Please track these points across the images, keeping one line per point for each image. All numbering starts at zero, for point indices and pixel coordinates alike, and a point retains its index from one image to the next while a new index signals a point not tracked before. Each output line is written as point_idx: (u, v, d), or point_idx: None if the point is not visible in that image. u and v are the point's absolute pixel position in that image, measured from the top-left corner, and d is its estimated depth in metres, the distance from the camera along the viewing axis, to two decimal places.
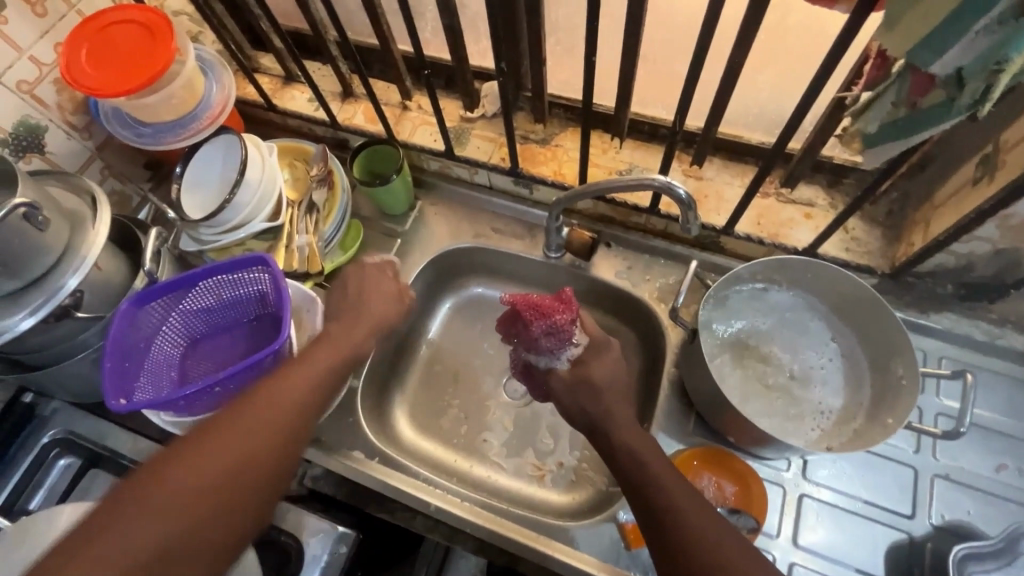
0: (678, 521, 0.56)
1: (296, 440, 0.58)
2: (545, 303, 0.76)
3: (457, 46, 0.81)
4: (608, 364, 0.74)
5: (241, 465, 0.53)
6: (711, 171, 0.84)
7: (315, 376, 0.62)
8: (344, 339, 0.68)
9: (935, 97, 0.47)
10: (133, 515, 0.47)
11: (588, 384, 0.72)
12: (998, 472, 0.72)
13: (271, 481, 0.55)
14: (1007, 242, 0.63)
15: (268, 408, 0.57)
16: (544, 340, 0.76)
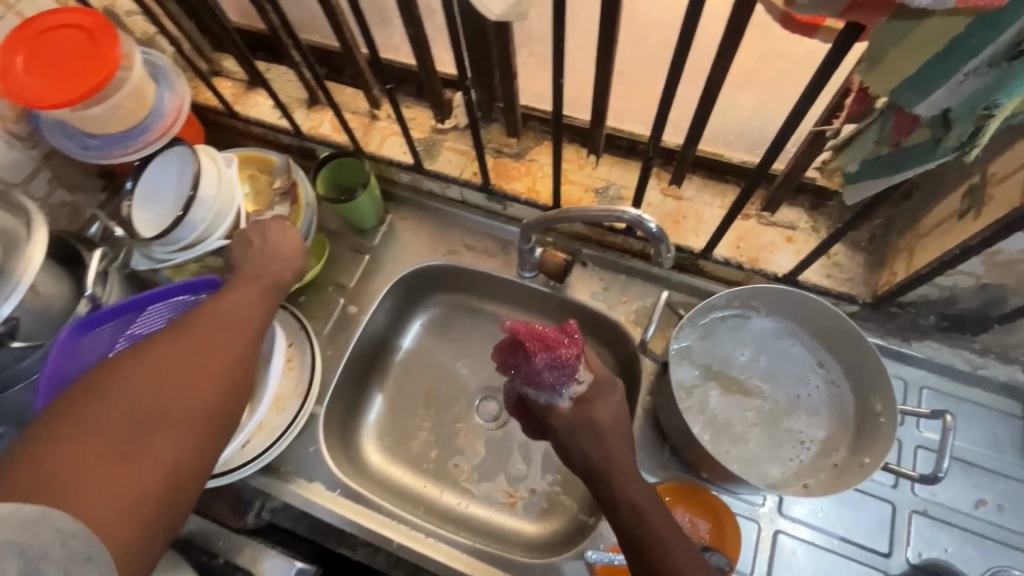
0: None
1: (245, 341, 0.59)
2: (551, 335, 0.66)
3: (424, 56, 0.76)
4: (613, 403, 0.67)
5: (192, 358, 0.54)
6: (691, 191, 0.80)
7: (249, 294, 0.64)
8: (269, 276, 0.68)
9: (919, 136, 0.44)
10: (88, 431, 0.46)
11: (593, 426, 0.64)
12: (977, 508, 0.70)
13: (230, 372, 0.55)
14: (991, 277, 0.61)
15: (209, 317, 0.58)
16: (547, 374, 0.66)
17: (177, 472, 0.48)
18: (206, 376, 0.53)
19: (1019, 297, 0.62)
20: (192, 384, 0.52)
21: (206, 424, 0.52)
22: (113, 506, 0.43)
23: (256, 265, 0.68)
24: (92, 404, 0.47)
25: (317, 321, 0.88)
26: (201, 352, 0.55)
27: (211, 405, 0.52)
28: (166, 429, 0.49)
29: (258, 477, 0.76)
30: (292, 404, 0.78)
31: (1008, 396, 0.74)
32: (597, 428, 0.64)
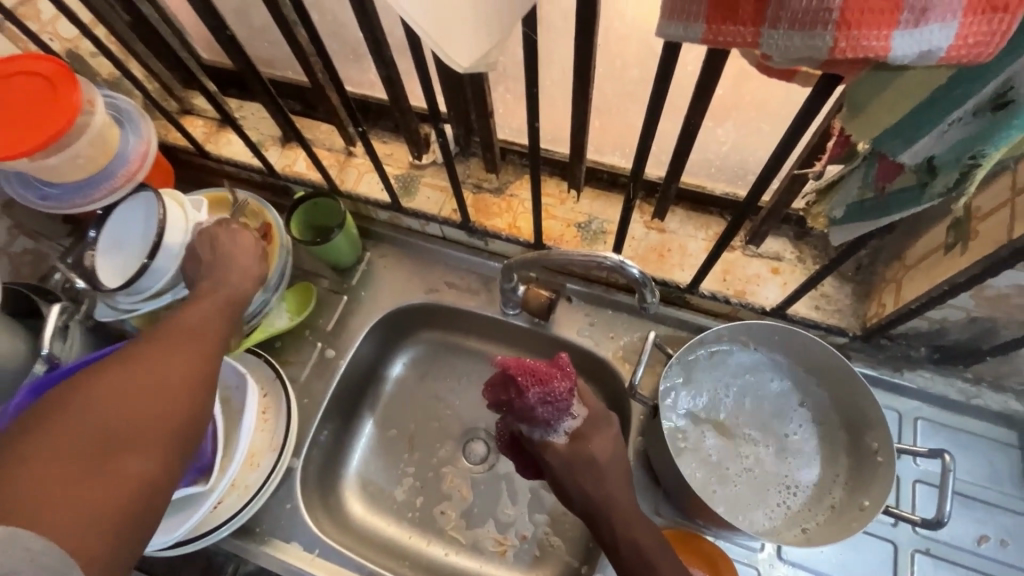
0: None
1: (215, 353, 0.58)
2: (544, 370, 0.60)
3: (397, 95, 0.74)
4: (611, 437, 0.64)
5: (163, 372, 0.52)
6: (675, 223, 0.79)
7: (213, 310, 0.62)
8: (230, 292, 0.65)
9: (904, 181, 0.42)
10: (44, 455, 0.42)
11: (594, 467, 0.62)
12: (979, 544, 0.68)
13: (201, 384, 0.54)
14: (982, 312, 0.60)
15: (175, 334, 0.57)
16: (540, 412, 0.61)
17: (148, 491, 0.46)
18: (178, 387, 0.52)
19: (1011, 330, 0.61)
20: (161, 400, 0.50)
21: (174, 440, 0.50)
22: (83, 525, 0.41)
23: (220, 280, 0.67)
24: (61, 417, 0.45)
25: (294, 366, 0.84)
26: (169, 364, 0.53)
27: (180, 420, 0.51)
28: (136, 443, 0.47)
29: (232, 540, 0.72)
30: (266, 460, 0.73)
31: (1004, 426, 0.73)
32: (596, 474, 0.62)
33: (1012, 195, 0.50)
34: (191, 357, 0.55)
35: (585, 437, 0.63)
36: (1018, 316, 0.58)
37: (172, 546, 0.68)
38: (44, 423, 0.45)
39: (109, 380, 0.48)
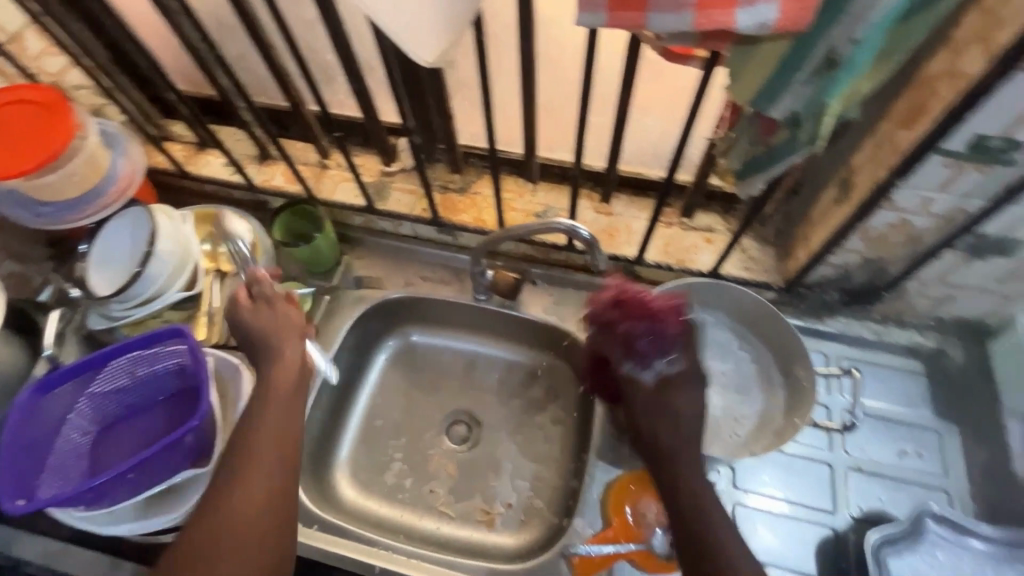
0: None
1: (289, 458, 0.64)
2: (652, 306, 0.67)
3: (367, 107, 0.84)
4: (689, 385, 0.64)
5: (247, 487, 0.61)
6: (620, 207, 0.90)
7: (273, 417, 0.65)
8: (280, 393, 0.66)
9: (781, 135, 0.54)
10: None
11: (667, 405, 0.62)
12: (901, 457, 0.78)
13: (285, 484, 0.63)
14: (871, 252, 0.72)
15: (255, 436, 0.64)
16: (645, 346, 0.65)
17: None
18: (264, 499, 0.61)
19: (896, 266, 0.73)
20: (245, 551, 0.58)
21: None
22: None
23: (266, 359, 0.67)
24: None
25: None
26: (250, 477, 0.61)
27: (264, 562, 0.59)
28: None
29: None
30: None
31: (912, 357, 0.83)
32: (663, 417, 0.62)
33: (876, 148, 0.63)
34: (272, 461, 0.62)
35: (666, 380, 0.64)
36: (899, 253, 0.71)
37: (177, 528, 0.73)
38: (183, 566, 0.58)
39: (201, 545, 0.58)
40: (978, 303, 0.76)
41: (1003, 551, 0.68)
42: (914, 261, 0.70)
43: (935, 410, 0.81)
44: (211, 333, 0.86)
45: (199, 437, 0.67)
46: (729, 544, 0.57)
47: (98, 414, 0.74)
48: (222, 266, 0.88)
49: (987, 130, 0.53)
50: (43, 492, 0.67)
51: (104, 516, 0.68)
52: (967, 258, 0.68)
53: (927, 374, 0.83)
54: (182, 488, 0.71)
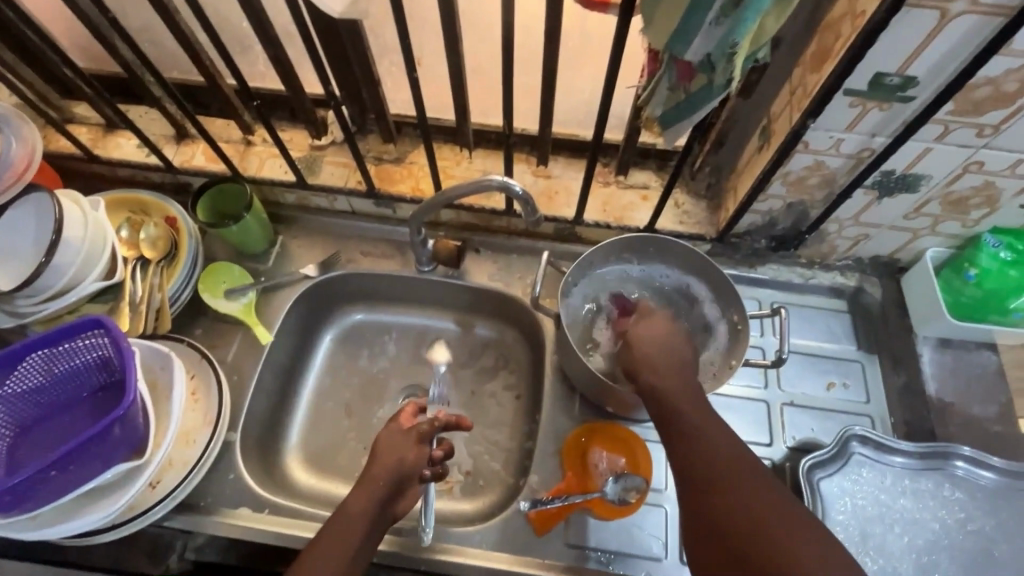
0: (743, 507, 0.50)
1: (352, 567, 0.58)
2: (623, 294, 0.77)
3: (288, 76, 0.80)
4: (655, 321, 0.66)
5: (336, 525, 0.60)
6: (558, 169, 0.90)
7: (361, 516, 0.61)
8: (371, 485, 0.63)
9: (699, 81, 0.55)
10: None
11: (631, 342, 0.66)
12: (829, 389, 0.83)
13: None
14: (793, 197, 0.76)
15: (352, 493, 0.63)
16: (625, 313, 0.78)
17: None
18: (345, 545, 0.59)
19: (816, 209, 0.77)
20: None
21: None
22: None
23: (397, 453, 0.66)
24: None
25: (219, 349, 0.86)
26: (343, 524, 0.60)
27: None
28: None
29: (176, 516, 0.73)
30: (202, 435, 0.75)
31: (837, 297, 0.89)
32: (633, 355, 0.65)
33: (791, 93, 0.65)
34: (367, 517, 0.61)
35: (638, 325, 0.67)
36: (817, 195, 0.75)
37: (112, 528, 0.68)
38: None
39: None
40: (890, 240, 0.81)
41: (918, 463, 0.74)
42: (830, 203, 0.74)
43: (857, 343, 0.86)
44: (137, 322, 0.80)
45: (128, 429, 0.63)
46: (729, 457, 0.53)
47: (13, 417, 0.69)
48: (144, 252, 0.84)
49: (886, 67, 0.56)
50: None
51: (25, 522, 0.64)
52: (877, 196, 0.73)
53: (850, 310, 0.88)
54: (114, 485, 0.67)
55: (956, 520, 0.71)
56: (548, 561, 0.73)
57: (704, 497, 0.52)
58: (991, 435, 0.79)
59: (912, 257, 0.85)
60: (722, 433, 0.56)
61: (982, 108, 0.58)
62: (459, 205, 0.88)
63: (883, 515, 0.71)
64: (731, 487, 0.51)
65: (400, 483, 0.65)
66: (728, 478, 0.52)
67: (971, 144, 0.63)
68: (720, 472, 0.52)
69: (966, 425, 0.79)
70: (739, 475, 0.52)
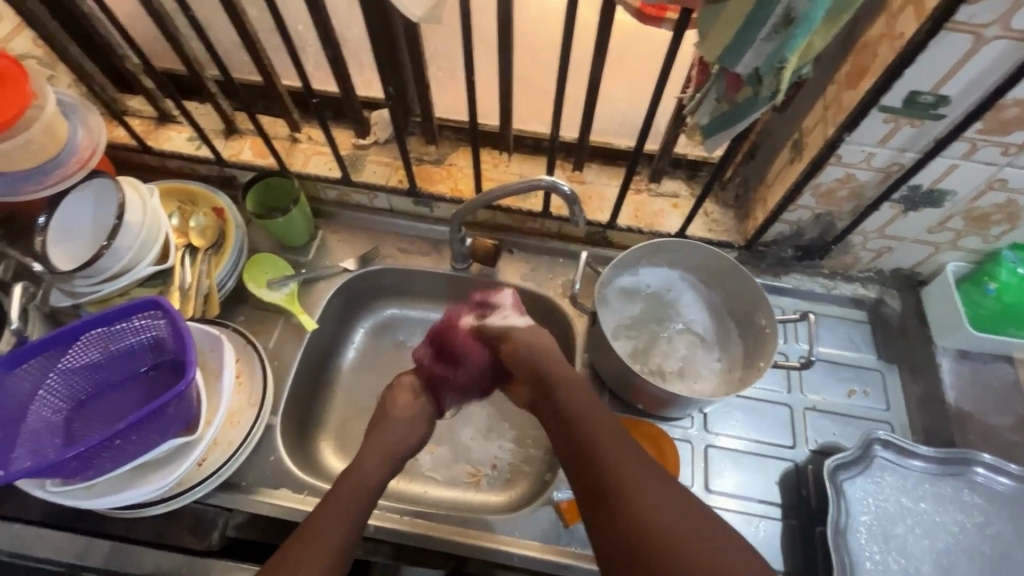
0: (648, 531, 0.53)
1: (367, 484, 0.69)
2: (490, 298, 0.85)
3: (342, 77, 0.84)
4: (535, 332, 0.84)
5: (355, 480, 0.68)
6: (592, 175, 0.93)
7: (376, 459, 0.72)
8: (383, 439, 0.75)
9: (744, 93, 0.59)
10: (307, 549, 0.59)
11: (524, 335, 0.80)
12: (850, 396, 0.86)
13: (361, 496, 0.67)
14: (822, 208, 0.79)
15: (367, 458, 0.72)
16: None
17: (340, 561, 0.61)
18: (356, 504, 0.65)
19: (843, 220, 0.81)
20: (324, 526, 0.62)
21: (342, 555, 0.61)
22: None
23: (411, 423, 0.78)
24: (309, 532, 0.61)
25: (261, 337, 0.89)
26: (360, 485, 0.68)
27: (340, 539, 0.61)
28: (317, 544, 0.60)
29: (218, 494, 0.75)
30: (246, 417, 0.77)
31: (859, 308, 0.92)
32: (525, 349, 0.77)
33: (825, 109, 0.69)
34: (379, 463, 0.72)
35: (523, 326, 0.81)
36: (845, 207, 0.78)
37: (161, 502, 0.71)
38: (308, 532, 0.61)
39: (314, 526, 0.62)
40: (913, 253, 0.85)
41: (937, 467, 0.76)
42: (858, 214, 0.78)
43: (878, 353, 0.89)
44: (186, 305, 0.84)
45: (183, 406, 0.66)
46: (633, 471, 0.59)
47: (68, 391, 0.71)
48: (193, 240, 0.87)
49: (920, 86, 0.60)
50: (16, 464, 0.63)
51: (82, 491, 0.67)
52: (903, 210, 0.76)
53: (870, 321, 0.91)
54: (165, 460, 0.70)
55: (975, 524, 0.73)
56: (578, 551, 0.75)
57: (592, 496, 0.59)
58: (1007, 444, 0.82)
59: (932, 271, 0.88)
60: (586, 392, 0.70)
61: (1009, 128, 0.62)
62: (496, 206, 0.91)
63: (904, 517, 0.74)
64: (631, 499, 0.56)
65: (407, 452, 0.77)
66: (628, 490, 0.57)
67: (996, 162, 0.66)
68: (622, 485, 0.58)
69: (983, 434, 0.82)
70: (644, 488, 0.57)
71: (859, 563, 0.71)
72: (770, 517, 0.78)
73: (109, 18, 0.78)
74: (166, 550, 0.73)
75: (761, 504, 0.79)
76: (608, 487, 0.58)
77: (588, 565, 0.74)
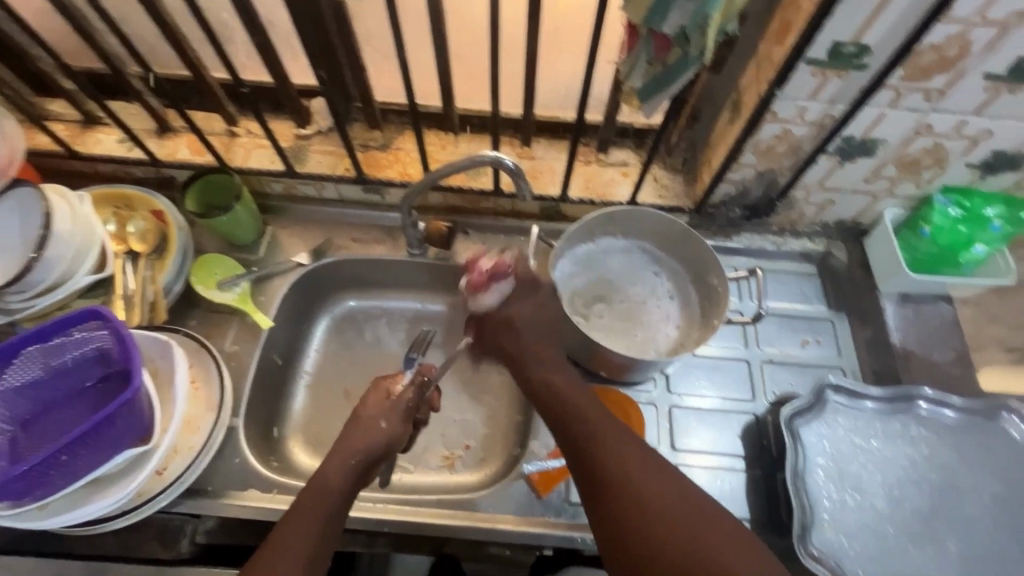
0: (641, 516, 0.57)
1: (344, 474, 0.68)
2: (490, 271, 0.75)
3: (273, 65, 0.81)
4: (533, 303, 0.77)
5: (313, 529, 0.62)
6: (540, 150, 0.93)
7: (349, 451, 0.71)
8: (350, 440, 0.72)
9: (674, 54, 0.59)
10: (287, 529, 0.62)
11: (510, 327, 0.77)
12: (804, 346, 0.89)
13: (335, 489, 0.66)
14: (763, 165, 0.81)
15: (345, 447, 0.71)
16: None
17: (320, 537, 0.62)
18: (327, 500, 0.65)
19: (784, 176, 0.83)
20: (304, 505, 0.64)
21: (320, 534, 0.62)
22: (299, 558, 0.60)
23: (350, 453, 0.70)
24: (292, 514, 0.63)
25: (216, 340, 0.87)
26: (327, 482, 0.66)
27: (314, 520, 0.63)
28: (291, 525, 0.62)
29: (184, 502, 0.74)
30: (205, 422, 0.76)
31: (808, 262, 0.95)
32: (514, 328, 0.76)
33: (758, 66, 0.70)
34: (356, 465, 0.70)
35: (511, 304, 0.78)
36: (785, 162, 0.80)
37: (122, 515, 0.69)
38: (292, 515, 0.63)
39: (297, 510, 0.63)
40: (853, 204, 0.88)
41: (886, 406, 0.80)
42: (797, 169, 0.80)
43: (828, 304, 0.92)
44: (132, 313, 0.81)
45: (134, 416, 0.64)
46: (635, 467, 0.60)
47: (9, 412, 0.68)
48: (133, 246, 0.83)
49: (842, 37, 0.61)
50: None
51: (35, 513, 0.65)
52: (839, 161, 0.78)
53: (819, 273, 0.94)
54: (121, 473, 0.68)
55: (922, 455, 0.78)
56: (552, 519, 0.76)
57: (591, 491, 0.62)
58: (948, 376, 0.86)
59: (872, 220, 0.91)
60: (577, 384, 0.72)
61: (929, 73, 0.64)
62: (447, 187, 0.91)
63: (857, 455, 0.77)
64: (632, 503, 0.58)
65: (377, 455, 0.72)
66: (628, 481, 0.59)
67: (920, 108, 0.69)
68: (623, 486, 0.59)
69: (927, 371, 0.86)
70: (640, 476, 0.60)
71: (818, 502, 0.74)
72: (736, 469, 0.81)
73: (13, 16, 0.73)
74: (133, 564, 0.71)
75: (726, 457, 0.82)
76: (606, 477, 0.60)
77: (565, 533, 0.75)
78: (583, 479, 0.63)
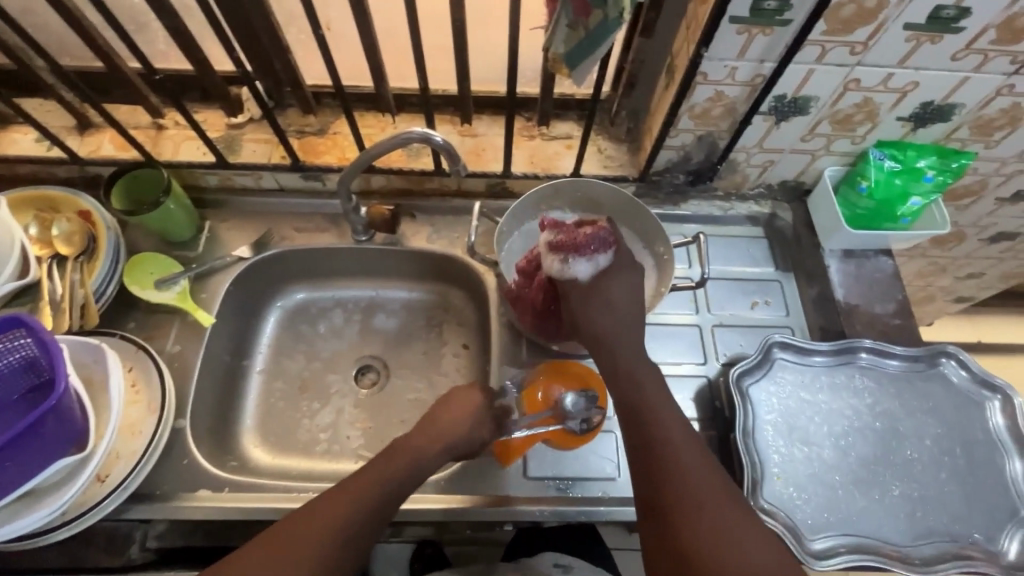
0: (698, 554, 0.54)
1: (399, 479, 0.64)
2: (584, 238, 0.70)
3: (192, 51, 0.77)
4: (627, 283, 0.71)
5: (329, 531, 0.57)
6: (482, 127, 0.91)
7: (416, 449, 0.67)
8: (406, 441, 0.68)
9: (595, 17, 0.58)
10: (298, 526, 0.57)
11: (602, 301, 0.69)
12: (753, 308, 0.90)
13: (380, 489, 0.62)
14: (701, 129, 0.81)
15: (418, 439, 0.68)
16: None
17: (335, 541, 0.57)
18: (364, 498, 0.60)
19: (723, 138, 0.83)
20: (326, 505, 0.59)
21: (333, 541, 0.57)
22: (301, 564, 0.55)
23: (416, 453, 0.67)
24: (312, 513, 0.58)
25: (156, 341, 0.84)
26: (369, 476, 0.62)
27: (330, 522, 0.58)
28: (310, 525, 0.57)
29: (131, 508, 0.72)
30: (148, 425, 0.73)
31: (755, 225, 0.95)
32: (600, 299, 0.70)
33: (687, 28, 0.70)
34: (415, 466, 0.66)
35: (601, 276, 0.71)
36: (722, 125, 0.80)
37: (63, 526, 0.67)
38: (312, 513, 0.58)
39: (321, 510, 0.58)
40: (794, 163, 0.88)
41: (832, 361, 0.82)
42: (735, 131, 0.80)
43: (775, 264, 0.93)
44: (61, 319, 0.77)
45: (63, 424, 0.62)
46: (712, 507, 0.57)
47: None
48: (59, 249, 0.80)
49: None
50: None
51: None
52: (775, 121, 0.78)
53: (766, 235, 0.95)
54: (58, 483, 0.66)
55: (866, 405, 0.80)
56: (511, 494, 0.77)
57: (651, 510, 0.58)
58: (891, 327, 0.88)
59: (814, 178, 0.92)
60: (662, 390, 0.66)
61: (851, 26, 0.64)
62: (389, 170, 0.89)
63: (805, 410, 0.79)
64: (689, 532, 0.55)
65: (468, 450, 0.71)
66: (701, 519, 0.56)
67: (847, 63, 0.69)
68: (692, 516, 0.56)
69: (870, 323, 0.88)
70: (714, 518, 0.56)
71: (768, 457, 0.76)
72: None
73: None
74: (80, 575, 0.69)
75: None
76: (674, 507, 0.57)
77: (524, 507, 0.76)
78: (642, 493, 0.60)
